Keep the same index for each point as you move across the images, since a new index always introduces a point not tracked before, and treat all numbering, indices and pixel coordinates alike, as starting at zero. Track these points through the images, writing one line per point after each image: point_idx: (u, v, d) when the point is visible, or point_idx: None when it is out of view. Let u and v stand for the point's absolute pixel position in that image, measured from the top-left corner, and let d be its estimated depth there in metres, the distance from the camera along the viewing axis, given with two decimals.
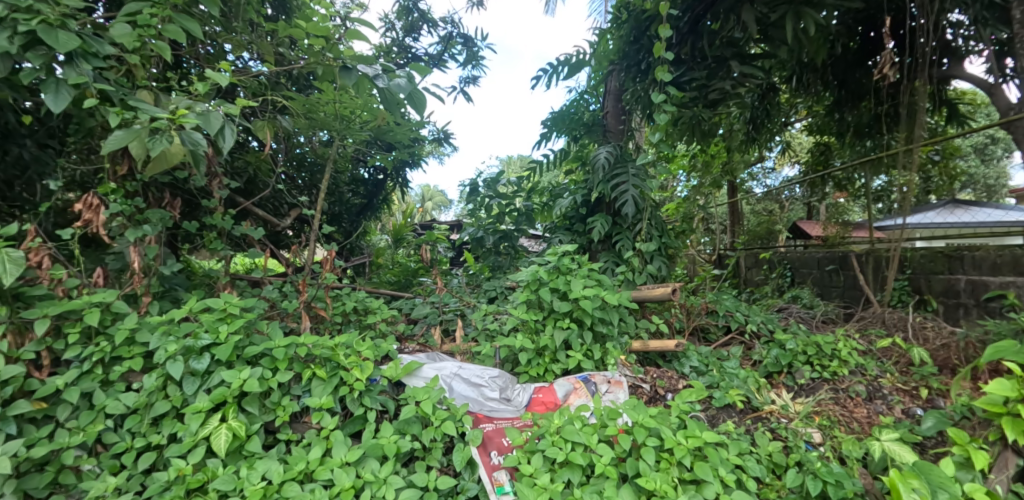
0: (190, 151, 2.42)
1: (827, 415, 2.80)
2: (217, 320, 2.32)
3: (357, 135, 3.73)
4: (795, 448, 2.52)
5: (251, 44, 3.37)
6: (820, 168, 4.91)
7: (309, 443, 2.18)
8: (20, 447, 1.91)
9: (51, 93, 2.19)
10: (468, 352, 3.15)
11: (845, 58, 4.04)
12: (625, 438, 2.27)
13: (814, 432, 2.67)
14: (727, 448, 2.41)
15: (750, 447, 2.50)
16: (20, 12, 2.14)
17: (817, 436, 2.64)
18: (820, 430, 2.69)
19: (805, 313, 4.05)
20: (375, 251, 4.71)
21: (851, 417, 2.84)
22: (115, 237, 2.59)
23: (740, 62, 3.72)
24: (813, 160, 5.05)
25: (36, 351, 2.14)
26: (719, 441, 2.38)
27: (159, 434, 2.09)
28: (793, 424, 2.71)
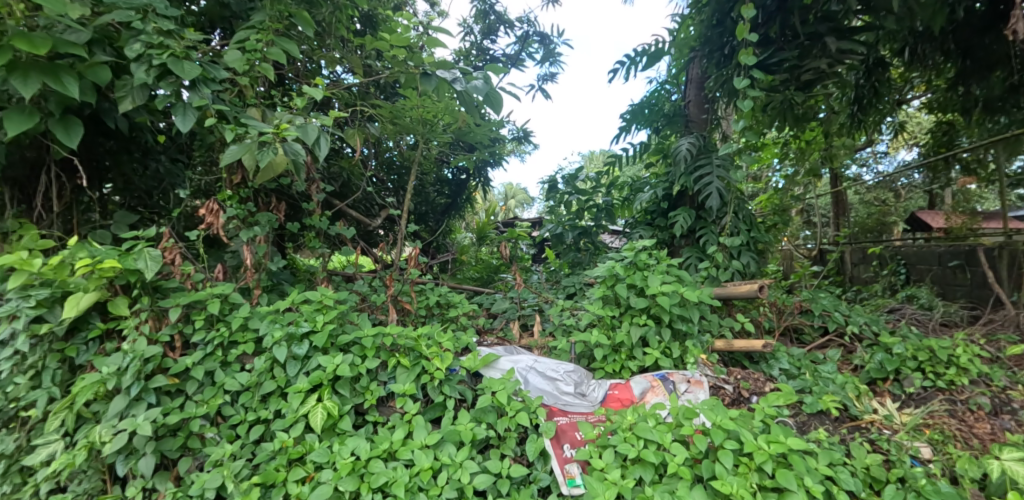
0: (291, 161, 2.70)
1: (940, 429, 2.59)
2: (316, 311, 2.57)
3: (441, 138, 3.90)
4: (898, 463, 2.37)
5: (343, 58, 3.68)
6: (944, 151, 4.55)
7: (393, 425, 2.36)
8: (158, 414, 2.23)
9: (179, 115, 2.54)
10: (545, 346, 3.24)
11: (970, 23, 3.55)
12: (701, 439, 2.24)
13: (923, 447, 2.49)
14: (817, 457, 2.30)
15: (844, 458, 2.37)
16: (154, 48, 2.49)
17: (926, 451, 2.44)
18: (930, 445, 2.49)
19: (921, 314, 3.72)
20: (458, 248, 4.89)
21: (971, 433, 2.61)
22: (231, 238, 2.94)
23: (838, 37, 3.51)
24: (935, 141, 4.67)
25: (171, 334, 2.47)
26: (807, 449, 2.27)
27: (266, 410, 2.36)
28: (897, 436, 2.54)
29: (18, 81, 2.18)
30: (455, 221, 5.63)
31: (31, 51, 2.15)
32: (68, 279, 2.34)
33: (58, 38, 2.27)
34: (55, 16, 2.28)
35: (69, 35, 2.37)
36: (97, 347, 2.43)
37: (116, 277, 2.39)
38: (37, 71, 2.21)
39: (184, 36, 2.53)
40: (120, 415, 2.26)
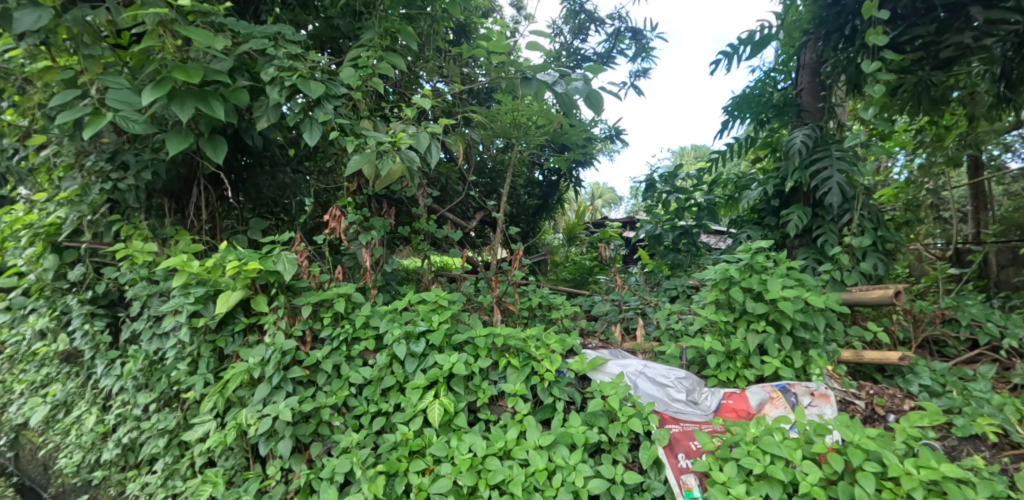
0: (407, 169, 2.83)
1: None
2: (431, 310, 2.69)
3: (534, 141, 3.88)
4: None
5: (443, 67, 3.81)
6: None
7: (505, 424, 2.41)
8: (295, 401, 2.42)
9: (308, 131, 2.76)
10: (650, 351, 3.16)
11: None
12: (838, 459, 2.07)
13: None
14: (975, 488, 2.05)
15: (1007, 490, 2.10)
16: (285, 71, 2.70)
17: None
18: None
19: None
20: (552, 250, 4.86)
21: None
22: (351, 241, 3.14)
23: (984, 7, 3.18)
24: None
25: (303, 329, 2.67)
26: (963, 477, 2.04)
27: (387, 403, 2.49)
28: None
29: (176, 108, 2.41)
30: (546, 221, 5.63)
31: (187, 80, 2.37)
32: (219, 279, 2.60)
33: (206, 68, 2.51)
34: (204, 48, 2.50)
35: (214, 64, 2.61)
36: (241, 339, 2.69)
37: (259, 277, 2.63)
38: (191, 98, 2.45)
39: (308, 57, 2.71)
40: (263, 401, 2.49)
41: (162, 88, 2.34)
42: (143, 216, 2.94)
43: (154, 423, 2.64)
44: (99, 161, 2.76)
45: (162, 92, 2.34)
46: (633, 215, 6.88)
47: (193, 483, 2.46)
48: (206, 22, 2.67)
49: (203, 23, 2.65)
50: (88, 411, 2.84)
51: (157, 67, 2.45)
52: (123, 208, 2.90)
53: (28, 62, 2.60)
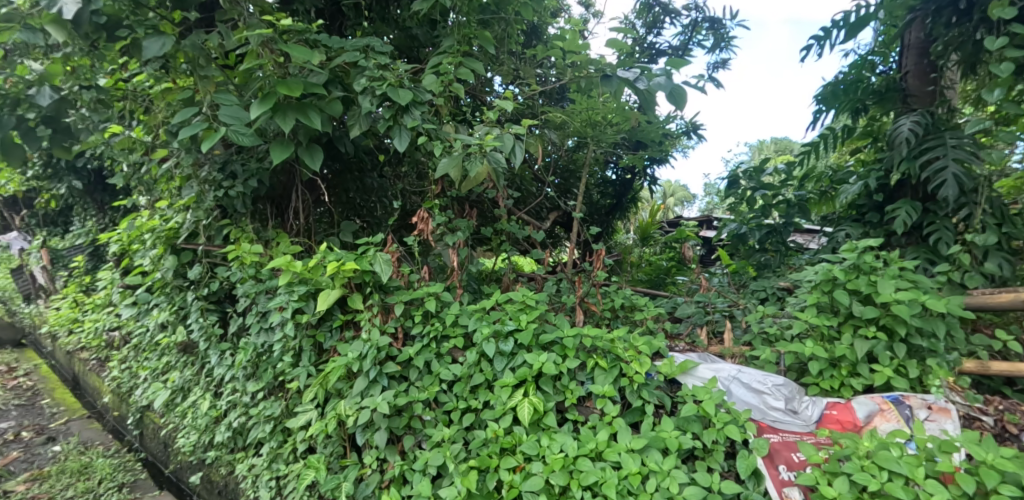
0: (494, 170, 2.89)
1: None
2: (519, 310, 2.74)
3: (611, 140, 3.75)
4: None
5: (519, 68, 3.85)
6: None
7: (594, 425, 2.40)
8: (390, 395, 2.52)
9: (397, 137, 2.85)
10: (741, 355, 3.04)
11: None
12: (968, 480, 1.91)
13: None
14: None
15: None
16: (376, 81, 2.83)
17: None
18: None
19: None
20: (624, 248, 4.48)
21: None
22: (438, 241, 3.23)
23: None
24: None
25: (395, 327, 2.78)
26: None
27: (476, 400, 2.54)
28: None
29: (279, 120, 2.57)
30: (619, 221, 5.47)
31: (289, 93, 2.53)
32: (319, 278, 2.75)
33: (305, 81, 2.67)
34: (302, 63, 2.67)
35: (311, 78, 2.76)
36: (338, 334, 2.84)
37: (355, 277, 2.76)
38: (292, 110, 2.60)
39: (395, 66, 2.83)
40: (361, 394, 2.62)
41: (267, 102, 2.50)
42: (250, 221, 3.15)
43: (262, 410, 2.83)
44: (212, 171, 2.97)
45: (267, 106, 2.51)
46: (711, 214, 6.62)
47: (297, 467, 2.61)
48: (301, 41, 2.84)
49: (298, 41, 2.81)
50: (202, 397, 3.08)
51: (261, 84, 2.64)
52: (233, 213, 3.11)
53: (153, 83, 2.87)
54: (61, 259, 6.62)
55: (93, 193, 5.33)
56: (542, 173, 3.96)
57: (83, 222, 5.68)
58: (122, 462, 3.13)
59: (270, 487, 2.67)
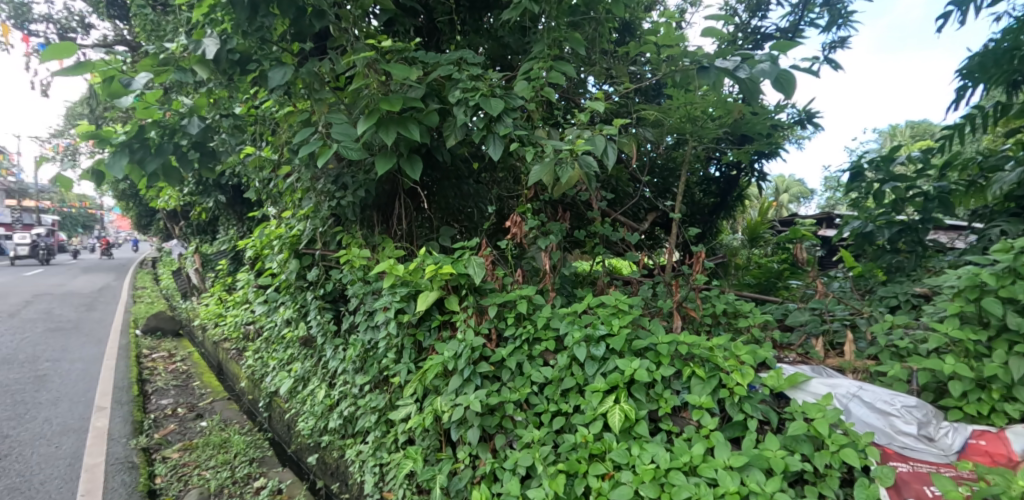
0: (585, 174, 2.84)
1: None
2: (611, 314, 2.73)
3: (712, 134, 3.49)
4: None
5: (611, 67, 3.80)
6: None
7: (689, 437, 2.31)
8: (484, 394, 2.61)
9: (491, 145, 2.93)
10: (863, 370, 2.75)
11: None
12: None
13: None
14: None
15: None
16: (470, 92, 2.93)
17: None
18: None
19: None
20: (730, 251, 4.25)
21: None
22: (531, 244, 3.27)
23: None
24: None
25: (489, 328, 2.86)
26: None
27: (567, 403, 2.56)
28: None
29: (383, 134, 2.77)
30: (723, 221, 5.12)
31: (391, 109, 2.72)
32: (420, 280, 2.92)
33: (405, 96, 2.84)
34: (403, 80, 2.85)
35: (410, 93, 2.93)
36: (436, 333, 3.00)
37: (452, 280, 2.89)
38: (394, 124, 2.79)
39: (487, 75, 2.91)
40: (455, 391, 2.73)
41: (372, 118, 2.70)
42: (359, 227, 3.40)
43: (368, 401, 3.08)
44: (327, 183, 3.25)
45: (372, 122, 2.71)
46: (831, 211, 6.03)
47: (398, 457, 2.79)
48: (401, 59, 3.03)
49: (399, 59, 3.01)
50: (319, 386, 3.41)
51: (367, 102, 2.85)
52: (344, 221, 3.40)
53: (279, 109, 3.24)
54: (208, 262, 7.70)
55: (234, 206, 6.27)
56: (638, 173, 3.85)
57: (230, 230, 6.67)
58: (253, 439, 3.56)
59: (375, 472, 2.85)
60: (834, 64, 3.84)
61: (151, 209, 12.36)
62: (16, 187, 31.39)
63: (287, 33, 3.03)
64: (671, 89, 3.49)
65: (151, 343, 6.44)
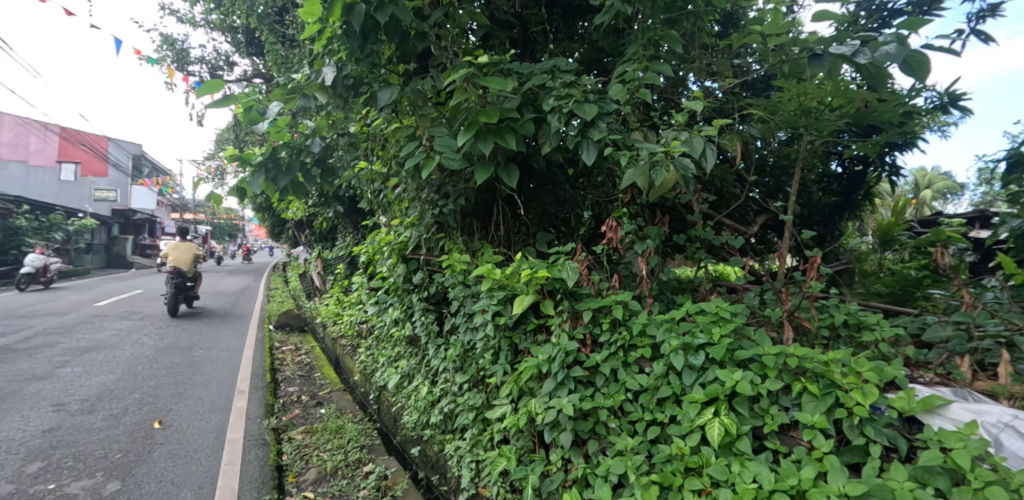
0: (682, 176, 2.70)
1: None
2: (711, 322, 2.57)
3: (832, 127, 3.18)
4: None
5: (712, 62, 3.64)
6: None
7: (799, 459, 2.12)
8: (576, 398, 2.56)
9: (584, 150, 2.88)
10: (1022, 397, 2.34)
11: None
12: None
13: None
14: None
15: None
16: (564, 99, 2.95)
17: None
18: None
19: None
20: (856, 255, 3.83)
21: None
22: (628, 249, 3.19)
23: None
24: None
25: (584, 333, 2.82)
26: None
27: (663, 413, 2.43)
28: None
29: (481, 144, 2.86)
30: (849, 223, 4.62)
31: (488, 121, 2.81)
32: (516, 284, 2.98)
33: (501, 108, 2.92)
34: (498, 92, 2.93)
35: (506, 104, 3.01)
36: (532, 337, 3.04)
37: (547, 284, 2.92)
38: (491, 134, 2.88)
39: (582, 82, 2.92)
40: (549, 394, 2.72)
41: (471, 130, 2.81)
42: (460, 234, 3.61)
43: (467, 399, 3.20)
44: (430, 193, 3.44)
45: (471, 133, 2.82)
46: (984, 210, 5.22)
47: (493, 454, 2.86)
48: (497, 72, 3.16)
49: (495, 72, 3.14)
50: (423, 382, 3.63)
51: (466, 115, 2.96)
52: (446, 228, 3.60)
53: (387, 125, 3.51)
54: (329, 267, 8.51)
55: (349, 216, 6.89)
56: (745, 173, 3.61)
57: (346, 238, 7.33)
58: (364, 428, 3.86)
59: (471, 468, 2.93)
60: (984, 36, 3.34)
61: (282, 220, 13.92)
62: (181, 203, 37.27)
63: (393, 56, 3.28)
64: (781, 80, 3.23)
65: (283, 339, 7.25)
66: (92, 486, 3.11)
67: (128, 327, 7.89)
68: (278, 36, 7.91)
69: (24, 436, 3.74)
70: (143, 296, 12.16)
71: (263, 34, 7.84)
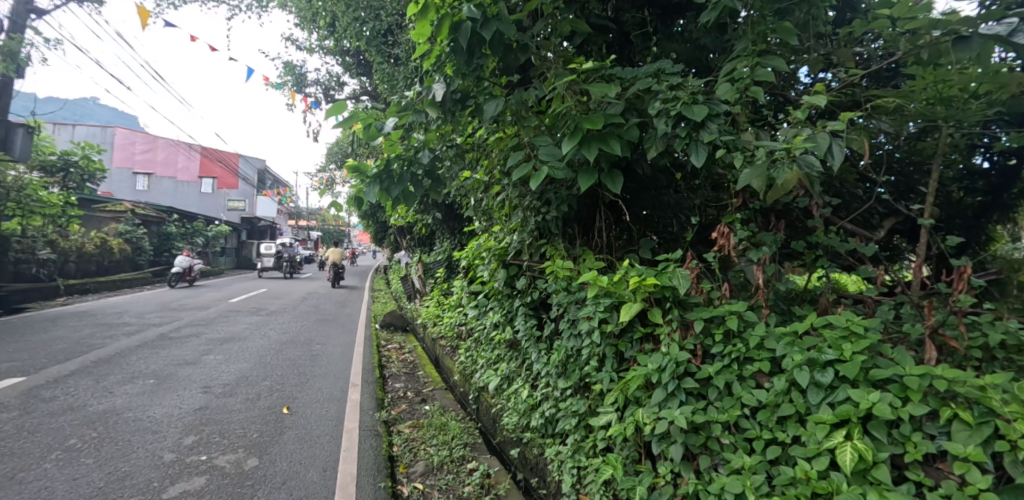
0: (806, 176, 2.51)
1: None
2: (841, 338, 2.36)
3: (981, 117, 2.82)
4: None
5: (834, 55, 3.37)
6: None
7: (950, 494, 1.90)
8: (688, 411, 2.47)
9: (693, 153, 2.77)
10: None
11: None
12: None
13: None
14: None
15: None
16: (670, 102, 2.87)
17: None
18: None
19: None
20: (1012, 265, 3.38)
21: None
22: (741, 257, 3.03)
23: None
24: None
25: (694, 344, 2.72)
26: None
27: (784, 433, 2.28)
28: None
29: (585, 151, 2.84)
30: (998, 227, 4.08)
31: (592, 128, 2.80)
32: (623, 292, 2.94)
33: (605, 113, 2.89)
34: (602, 97, 2.91)
35: (610, 109, 2.98)
36: (638, 345, 2.97)
37: (656, 292, 2.84)
38: (595, 140, 2.85)
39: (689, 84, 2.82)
40: (659, 404, 2.64)
41: (575, 137, 2.80)
42: (561, 240, 3.58)
43: (569, 405, 3.20)
44: (533, 200, 3.48)
45: (575, 140, 2.81)
46: None
47: (597, 462, 2.83)
48: (599, 77, 3.14)
49: (596, 78, 3.12)
50: (523, 385, 3.70)
51: (569, 122, 2.96)
52: (548, 235, 3.62)
53: (490, 135, 3.59)
54: (429, 270, 8.88)
55: (447, 222, 7.14)
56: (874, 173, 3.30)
57: (443, 243, 7.58)
58: (467, 427, 3.98)
59: (573, 474, 2.92)
60: None
61: (385, 225, 14.73)
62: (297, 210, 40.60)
63: (497, 68, 3.36)
64: (910, 68, 2.93)
65: (387, 337, 7.67)
66: (235, 460, 3.46)
67: (256, 322, 8.73)
68: (384, 55, 8.36)
69: (180, 413, 4.26)
70: (267, 295, 13.41)
71: (371, 54, 8.33)
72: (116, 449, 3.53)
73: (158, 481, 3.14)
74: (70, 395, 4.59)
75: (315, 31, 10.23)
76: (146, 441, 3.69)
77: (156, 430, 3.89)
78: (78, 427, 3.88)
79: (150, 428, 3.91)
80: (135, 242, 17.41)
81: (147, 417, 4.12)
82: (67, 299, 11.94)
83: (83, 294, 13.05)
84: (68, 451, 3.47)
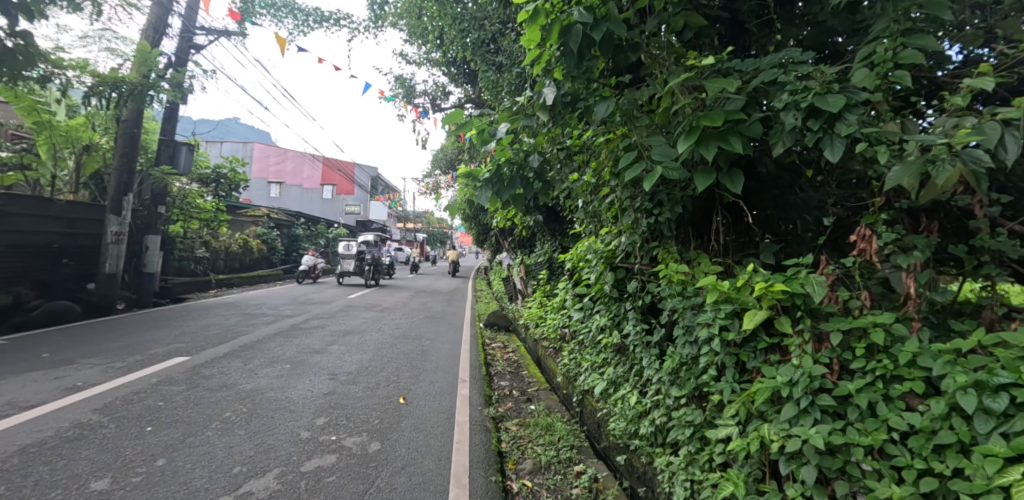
0: (973, 172, 2.22)
1: None
2: (1018, 359, 2.05)
3: None
4: None
5: (1000, 32, 2.94)
6: None
7: None
8: (824, 429, 2.27)
9: (828, 148, 2.56)
10: None
11: None
12: None
13: None
14: None
15: None
16: (800, 94, 2.66)
17: None
18: None
19: None
20: None
21: None
22: (885, 262, 2.73)
23: None
24: None
25: (829, 357, 2.49)
26: None
27: (943, 463, 2.02)
28: None
29: (703, 149, 2.71)
30: None
31: (711, 125, 2.66)
32: (746, 298, 2.77)
33: (725, 109, 2.74)
34: (721, 93, 2.76)
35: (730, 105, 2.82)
36: (762, 356, 2.78)
37: (784, 299, 2.65)
38: (714, 138, 2.71)
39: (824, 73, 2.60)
40: (789, 421, 2.45)
41: (692, 136, 2.68)
42: (675, 242, 3.51)
43: (683, 415, 3.07)
44: (644, 201, 3.39)
45: (692, 139, 2.69)
46: None
47: (714, 476, 2.69)
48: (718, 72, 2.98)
49: (713, 73, 2.97)
50: (632, 391, 3.61)
51: (685, 120, 2.85)
52: (662, 237, 3.52)
53: (600, 137, 3.54)
54: (531, 273, 8.94)
55: (550, 224, 7.16)
56: None
57: (544, 245, 7.60)
58: (573, 429, 3.96)
59: (686, 486, 2.80)
60: None
61: (487, 228, 15.08)
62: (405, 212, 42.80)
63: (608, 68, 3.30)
64: None
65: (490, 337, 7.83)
66: (361, 443, 3.71)
67: (372, 317, 9.33)
68: (489, 63, 8.51)
69: (312, 396, 4.65)
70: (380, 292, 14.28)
71: (477, 62, 8.54)
72: (262, 424, 3.94)
73: (297, 455, 3.45)
74: (224, 374, 5.18)
75: (424, 44, 10.67)
76: (286, 418, 4.07)
77: (293, 409, 4.28)
78: (232, 402, 4.37)
79: (288, 407, 4.31)
80: (269, 242, 19.34)
81: (285, 398, 4.55)
82: (216, 291, 13.54)
83: (228, 287, 14.72)
84: (224, 422, 3.92)
